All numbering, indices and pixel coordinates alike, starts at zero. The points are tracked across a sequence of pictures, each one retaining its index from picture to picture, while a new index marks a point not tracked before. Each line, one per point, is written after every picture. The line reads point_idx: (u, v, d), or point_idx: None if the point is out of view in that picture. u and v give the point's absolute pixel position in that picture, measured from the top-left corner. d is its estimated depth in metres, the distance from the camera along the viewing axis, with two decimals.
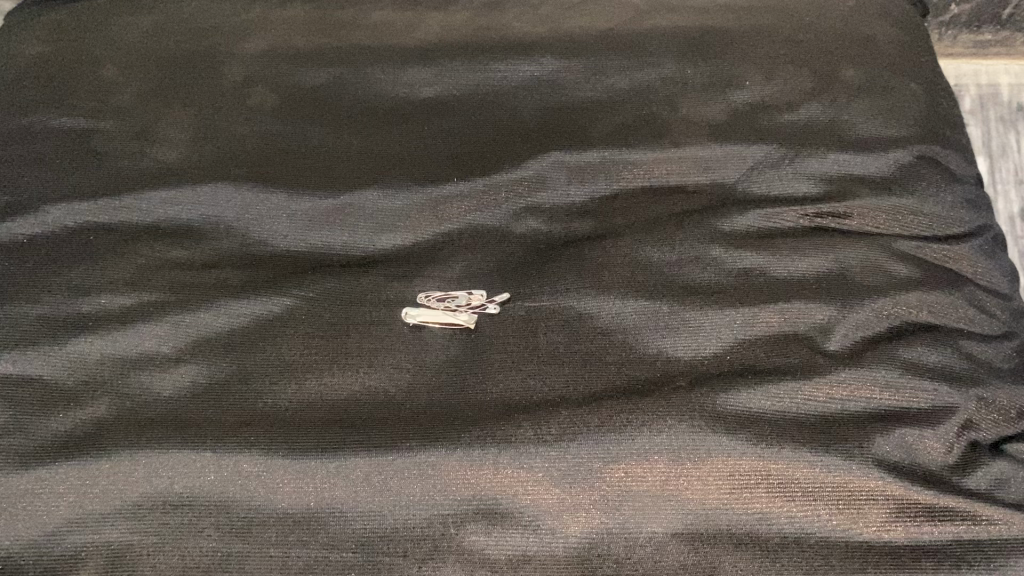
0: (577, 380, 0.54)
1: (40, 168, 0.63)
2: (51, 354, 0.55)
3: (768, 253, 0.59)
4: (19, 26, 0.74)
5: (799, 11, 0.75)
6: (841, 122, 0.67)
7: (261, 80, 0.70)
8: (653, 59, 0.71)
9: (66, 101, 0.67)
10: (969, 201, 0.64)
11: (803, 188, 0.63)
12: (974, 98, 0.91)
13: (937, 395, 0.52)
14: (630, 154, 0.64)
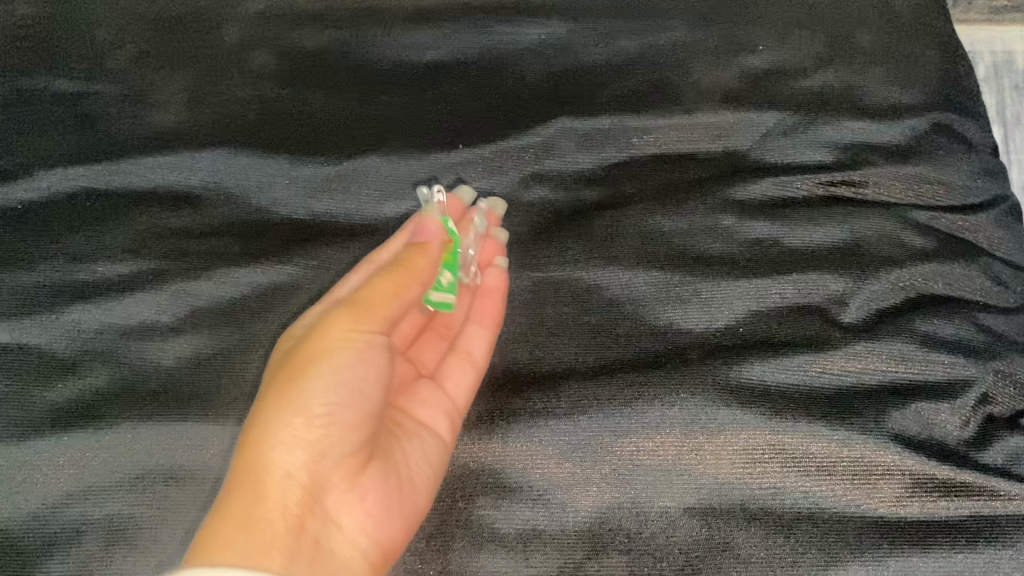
0: (586, 350, 0.53)
1: (35, 133, 0.62)
2: (47, 322, 0.53)
3: (782, 222, 0.58)
4: None
5: None
6: (854, 88, 0.65)
7: (261, 41, 0.68)
8: (663, 22, 0.69)
9: (60, 63, 0.65)
10: (986, 168, 0.62)
11: (817, 156, 0.62)
12: (989, 66, 0.89)
13: (954, 368, 0.51)
14: (638, 120, 0.64)
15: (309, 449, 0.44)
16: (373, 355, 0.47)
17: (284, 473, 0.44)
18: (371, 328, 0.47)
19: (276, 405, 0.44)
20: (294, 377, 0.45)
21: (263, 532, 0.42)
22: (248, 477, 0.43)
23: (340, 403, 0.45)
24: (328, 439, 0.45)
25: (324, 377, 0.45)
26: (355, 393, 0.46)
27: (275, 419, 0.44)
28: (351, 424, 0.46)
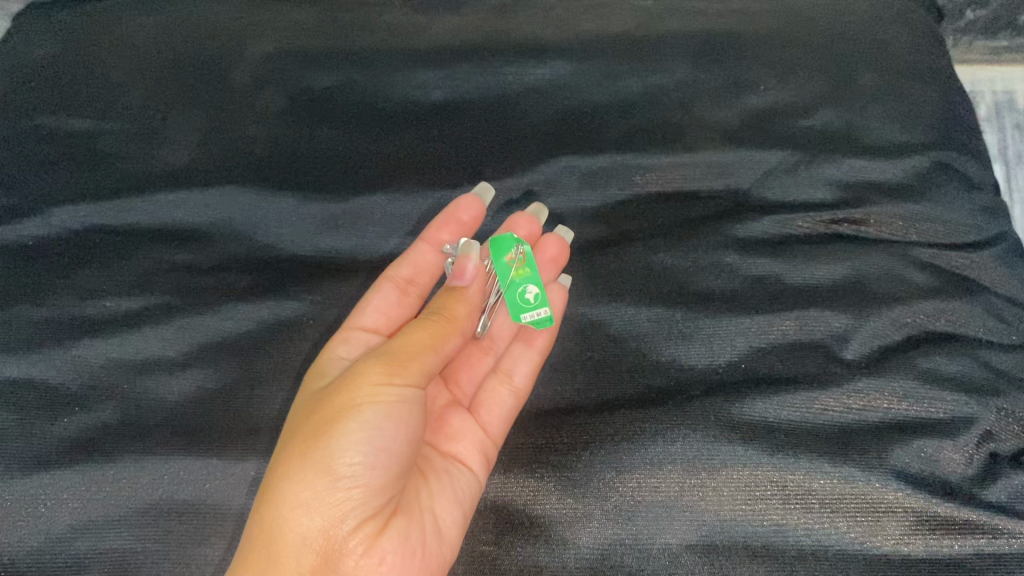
0: (588, 386, 0.53)
1: (49, 170, 0.63)
2: (55, 357, 0.54)
3: (782, 261, 0.59)
4: (28, 26, 0.75)
5: (814, 15, 0.75)
6: (855, 128, 0.66)
7: (271, 82, 0.69)
8: (664, 63, 0.70)
9: (73, 103, 0.68)
10: (987, 208, 0.62)
11: (818, 195, 0.63)
12: (990, 106, 0.89)
13: (958, 405, 0.51)
14: (642, 159, 0.65)
15: (325, 517, 0.45)
16: (405, 408, 0.48)
17: (298, 539, 0.45)
18: (403, 380, 0.48)
19: (295, 467, 0.46)
20: (314, 433, 0.46)
21: None
22: (264, 537, 0.45)
23: (363, 468, 0.46)
24: (346, 504, 0.45)
25: (349, 437, 0.46)
26: (380, 456, 0.46)
27: (291, 482, 0.45)
28: (373, 489, 0.46)
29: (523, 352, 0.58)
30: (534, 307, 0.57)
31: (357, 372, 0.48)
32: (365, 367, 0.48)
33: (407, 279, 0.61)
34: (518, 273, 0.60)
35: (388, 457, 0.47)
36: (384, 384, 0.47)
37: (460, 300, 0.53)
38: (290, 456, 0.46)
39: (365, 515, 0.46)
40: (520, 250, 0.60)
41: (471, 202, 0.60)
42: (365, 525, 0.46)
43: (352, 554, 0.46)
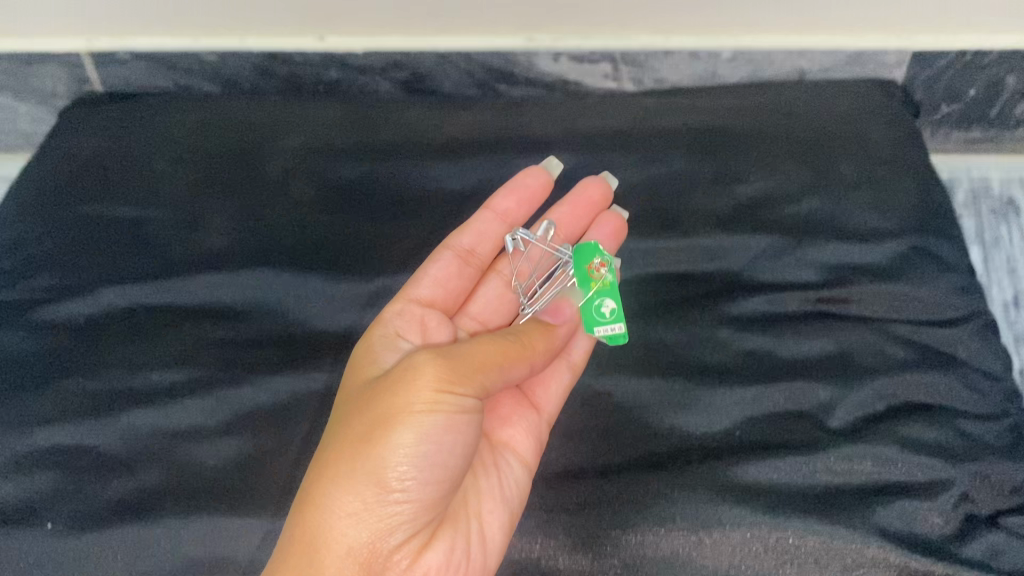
0: (595, 452, 0.58)
1: (101, 255, 0.70)
2: (105, 425, 0.58)
3: (772, 337, 0.64)
4: (86, 128, 0.86)
5: (798, 112, 0.82)
6: (838, 215, 0.72)
7: (301, 174, 0.76)
8: (663, 156, 0.77)
9: (123, 194, 0.76)
10: (961, 287, 0.68)
11: (805, 275, 0.68)
12: (967, 193, 0.98)
13: (934, 470, 0.56)
14: (642, 242, 0.71)
15: (375, 528, 0.50)
16: (460, 420, 0.51)
17: (347, 548, 0.49)
18: (463, 393, 0.51)
19: (348, 477, 0.49)
20: (369, 439, 0.50)
21: None
22: (312, 546, 0.49)
23: (413, 484, 0.50)
24: (396, 519, 0.50)
25: (405, 452, 0.49)
26: (436, 468, 0.51)
27: (345, 490, 0.49)
28: (425, 499, 0.51)
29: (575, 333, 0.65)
30: (609, 323, 0.60)
31: (416, 375, 0.51)
32: (425, 373, 0.50)
33: (466, 249, 0.69)
34: (600, 282, 0.62)
35: (443, 470, 0.51)
36: (443, 397, 0.50)
37: (534, 331, 0.58)
38: (344, 462, 0.50)
39: (413, 528, 0.51)
40: (605, 264, 0.63)
41: (536, 172, 0.70)
42: (411, 539, 0.51)
43: (397, 565, 0.50)
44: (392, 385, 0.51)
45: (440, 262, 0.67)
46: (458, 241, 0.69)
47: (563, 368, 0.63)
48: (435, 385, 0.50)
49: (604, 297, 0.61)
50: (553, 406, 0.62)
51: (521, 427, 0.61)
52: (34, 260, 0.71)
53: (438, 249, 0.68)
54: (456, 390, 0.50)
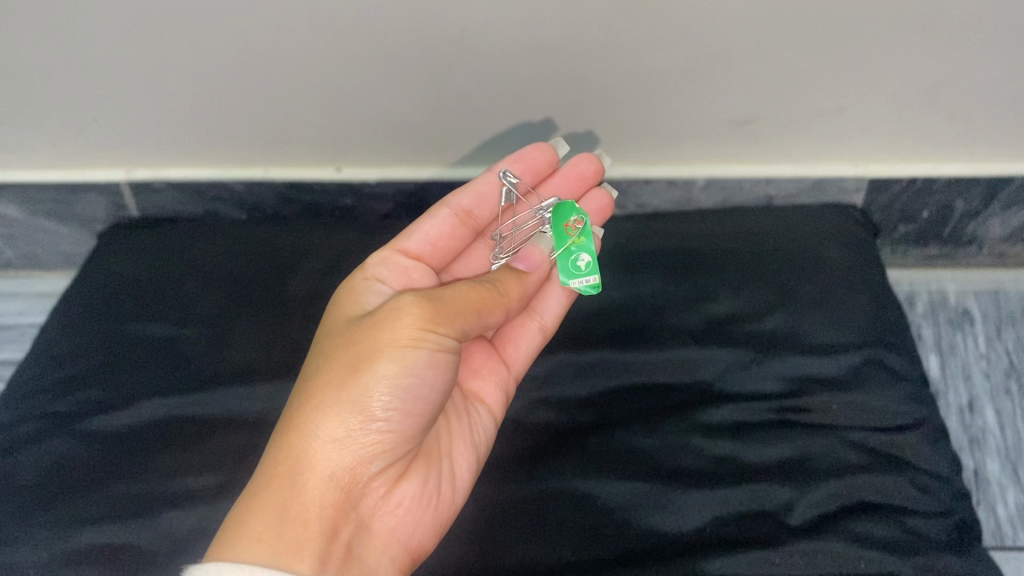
0: (581, 549, 0.65)
1: (139, 369, 0.78)
2: (145, 525, 0.66)
3: (739, 442, 0.71)
4: (124, 252, 0.94)
5: (765, 236, 0.92)
6: (799, 330, 0.81)
7: (319, 295, 0.85)
8: (642, 280, 0.87)
9: (157, 313, 0.84)
10: (911, 395, 0.75)
11: (769, 386, 0.76)
12: (927, 304, 1.09)
13: (881, 563, 0.63)
14: (623, 355, 0.79)
15: (355, 454, 0.59)
16: (440, 355, 0.60)
17: (329, 469, 0.59)
18: (444, 332, 0.60)
19: (334, 407, 0.59)
20: (358, 371, 0.59)
21: (295, 524, 0.57)
22: (297, 459, 0.59)
23: (395, 414, 0.59)
24: (378, 445, 0.59)
25: (389, 381, 0.59)
26: (415, 399, 0.60)
27: (331, 417, 0.59)
28: (402, 430, 0.60)
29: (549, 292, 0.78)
30: (584, 276, 0.75)
31: (405, 315, 0.60)
32: (412, 313, 0.60)
33: (464, 210, 0.80)
34: (576, 239, 0.77)
35: (422, 403, 0.61)
36: (427, 336, 0.59)
37: (513, 280, 0.70)
38: (331, 390, 0.59)
39: (391, 454, 0.60)
40: (579, 219, 0.78)
41: (545, 148, 0.79)
42: (390, 464, 0.61)
43: (375, 489, 0.61)
44: (379, 324, 0.60)
45: (438, 216, 0.79)
46: (459, 201, 0.80)
47: (534, 328, 0.77)
48: (419, 325, 0.59)
49: (580, 253, 0.76)
50: (519, 364, 0.76)
51: (491, 381, 0.74)
52: (79, 373, 0.79)
53: (438, 206, 0.79)
54: (436, 330, 0.60)
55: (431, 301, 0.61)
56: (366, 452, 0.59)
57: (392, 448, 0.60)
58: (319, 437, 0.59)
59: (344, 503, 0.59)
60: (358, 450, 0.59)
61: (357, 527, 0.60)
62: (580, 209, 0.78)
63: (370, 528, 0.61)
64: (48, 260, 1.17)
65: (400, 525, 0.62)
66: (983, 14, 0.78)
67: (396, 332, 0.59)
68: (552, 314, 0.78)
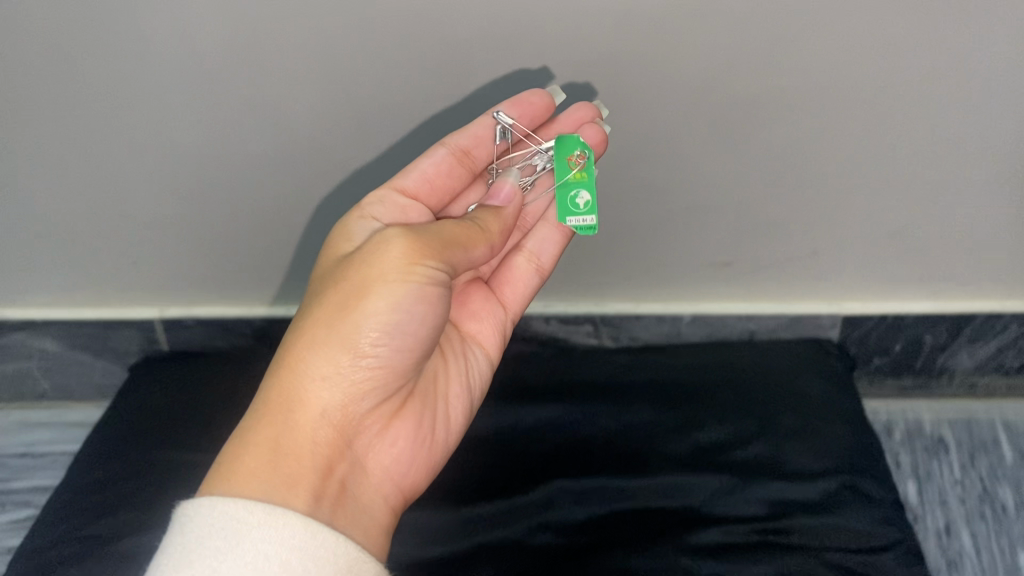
0: None
1: (173, 494, 0.85)
2: None
3: (726, 562, 0.77)
4: (156, 381, 1.03)
5: (748, 368, 1.00)
6: (780, 458, 0.88)
7: None
8: (635, 409, 0.94)
9: (190, 441, 0.92)
10: (885, 517, 0.82)
11: (753, 509, 0.83)
12: (903, 431, 1.17)
13: None
14: (618, 481, 0.86)
15: (347, 388, 0.64)
16: (430, 291, 0.64)
17: (322, 406, 0.64)
18: (432, 266, 0.64)
19: (327, 344, 0.64)
20: (347, 309, 0.64)
21: (289, 455, 0.62)
22: (291, 398, 0.64)
23: (386, 349, 0.64)
24: (369, 381, 0.65)
25: (378, 320, 0.64)
26: (407, 334, 0.65)
27: (324, 353, 0.64)
28: (394, 365, 0.65)
29: (543, 237, 0.85)
30: (583, 216, 0.79)
31: (393, 252, 0.64)
32: (399, 250, 0.64)
33: (462, 149, 0.81)
34: (578, 172, 0.80)
35: (415, 337, 0.66)
36: (415, 270, 0.63)
37: (496, 223, 0.73)
38: (321, 329, 0.64)
39: (386, 390, 0.66)
40: (583, 151, 0.80)
41: (542, 95, 0.77)
42: (385, 400, 0.67)
43: (371, 424, 0.67)
44: (369, 258, 0.65)
45: (434, 155, 0.80)
46: (456, 141, 0.80)
47: (533, 274, 0.86)
48: (407, 260, 0.63)
49: (580, 189, 0.80)
50: (515, 307, 0.85)
51: (489, 324, 0.82)
52: (114, 499, 0.85)
53: (436, 145, 0.80)
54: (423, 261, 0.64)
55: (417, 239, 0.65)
56: (359, 385, 0.65)
57: (385, 382, 0.66)
58: (312, 370, 0.64)
59: (338, 436, 0.65)
60: (351, 385, 0.65)
61: (354, 465, 0.66)
62: (582, 142, 0.80)
63: (368, 462, 0.67)
64: (83, 390, 1.26)
65: (397, 452, 0.69)
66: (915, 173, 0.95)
67: (384, 267, 0.64)
68: (545, 257, 0.85)
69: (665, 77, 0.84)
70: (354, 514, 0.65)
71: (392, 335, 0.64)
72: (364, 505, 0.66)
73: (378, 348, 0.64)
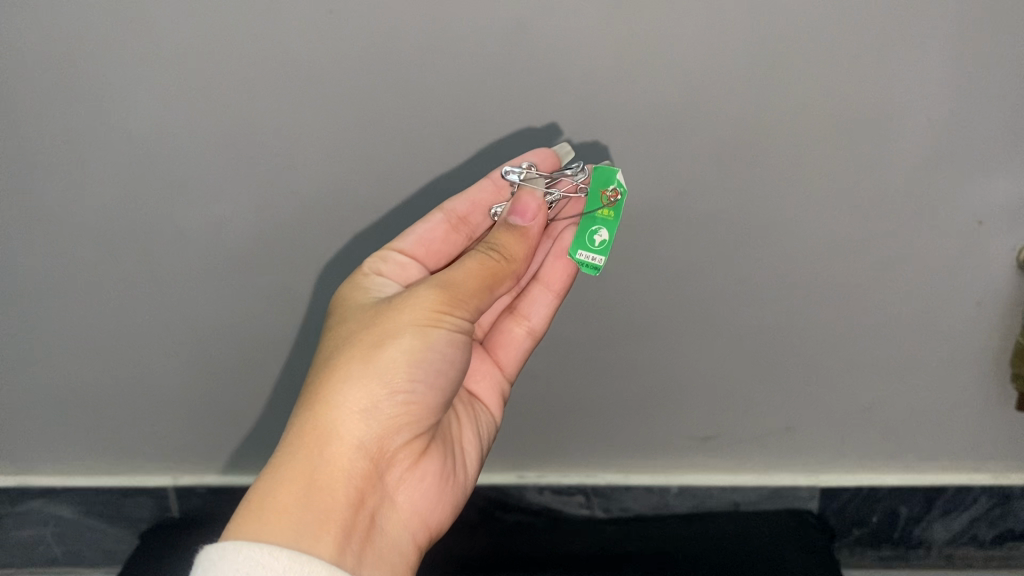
0: None
1: None
2: None
3: None
4: (167, 543, 1.11)
5: (722, 537, 1.08)
6: None
7: None
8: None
9: None
10: None
11: None
12: None
13: None
14: None
15: (377, 425, 0.70)
16: (455, 337, 0.73)
17: (357, 442, 0.69)
18: (456, 313, 0.73)
19: (361, 381, 0.70)
20: (379, 349, 0.71)
21: (324, 488, 0.67)
22: (326, 432, 0.69)
23: (416, 387, 0.71)
24: (400, 419, 0.71)
25: (410, 360, 0.71)
26: (432, 374, 0.73)
27: (357, 392, 0.69)
28: (418, 404, 0.72)
29: (535, 300, 0.95)
30: (598, 252, 0.89)
31: (424, 298, 0.73)
32: (430, 297, 0.73)
33: (458, 215, 0.91)
34: (605, 210, 0.87)
35: (437, 379, 0.74)
36: (444, 318, 0.72)
37: (515, 245, 0.81)
38: (355, 367, 0.70)
39: (414, 428, 0.73)
40: (616, 191, 0.86)
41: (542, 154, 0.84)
42: (413, 439, 0.73)
43: (400, 460, 0.73)
44: (400, 304, 0.73)
45: (434, 223, 0.91)
46: (452, 208, 0.91)
47: (526, 338, 0.97)
48: (437, 308, 0.72)
49: (601, 227, 0.89)
50: (511, 367, 0.97)
51: (489, 385, 0.94)
52: None
53: (433, 211, 0.91)
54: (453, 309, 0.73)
55: (444, 288, 0.73)
56: (391, 422, 0.71)
57: (413, 420, 0.72)
58: (348, 407, 0.69)
59: (371, 472, 0.70)
60: (382, 420, 0.70)
61: (382, 498, 0.72)
62: (617, 183, 0.85)
63: (392, 500, 0.73)
64: (107, 544, 1.41)
65: (420, 488, 0.75)
66: (862, 362, 1.13)
67: (413, 312, 0.72)
68: (539, 318, 0.96)
69: (655, 271, 1.03)
70: (378, 550, 0.70)
71: (421, 375, 0.72)
72: (387, 541, 0.71)
73: (409, 388, 0.71)
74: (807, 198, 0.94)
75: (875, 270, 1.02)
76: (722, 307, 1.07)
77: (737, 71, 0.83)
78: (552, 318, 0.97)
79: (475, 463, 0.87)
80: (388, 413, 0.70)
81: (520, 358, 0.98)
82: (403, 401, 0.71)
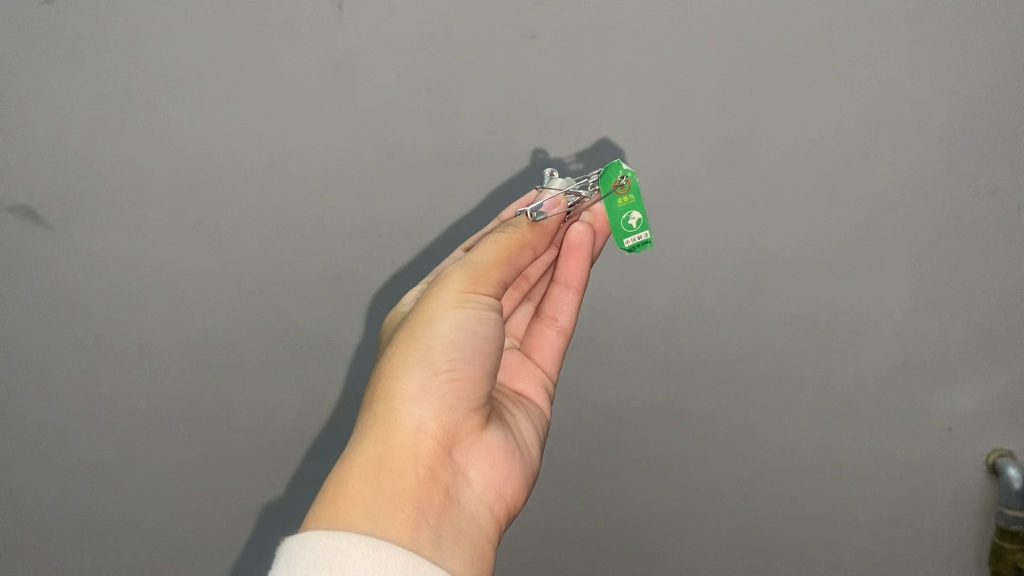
0: None
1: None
2: None
3: None
4: None
5: None
6: None
7: None
8: None
9: None
10: None
11: None
12: None
13: None
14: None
15: (433, 406, 0.78)
16: (485, 312, 0.83)
17: (419, 424, 0.78)
18: (483, 290, 0.85)
19: (410, 370, 0.79)
20: (418, 339, 0.81)
21: (394, 475, 0.75)
22: (391, 425, 0.78)
23: (461, 364, 0.79)
24: (453, 398, 0.79)
25: (448, 343, 0.80)
26: (474, 350, 0.81)
27: (409, 379, 0.79)
28: (468, 381, 0.80)
29: (557, 303, 1.03)
30: (636, 230, 0.93)
31: (452, 282, 0.84)
32: (456, 280, 0.84)
33: None
34: (623, 196, 0.91)
35: (480, 354, 0.82)
36: (468, 299, 0.83)
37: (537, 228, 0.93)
38: (400, 361, 0.80)
39: (472, 403, 0.81)
40: (624, 176, 0.90)
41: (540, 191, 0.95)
42: (472, 415, 0.81)
43: (464, 433, 0.81)
44: (433, 295, 0.84)
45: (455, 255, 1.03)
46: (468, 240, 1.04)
47: (556, 337, 1.04)
48: (462, 292, 0.84)
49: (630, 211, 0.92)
50: (550, 364, 1.04)
51: (534, 385, 1.02)
52: None
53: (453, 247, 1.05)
54: (477, 288, 0.85)
55: (466, 271, 0.85)
56: (447, 400, 0.79)
57: (467, 396, 0.80)
58: (403, 398, 0.78)
59: (440, 448, 0.78)
60: (439, 400, 0.78)
61: (454, 474, 0.79)
62: (622, 168, 0.89)
63: (463, 475, 0.80)
64: None
65: (488, 459, 0.83)
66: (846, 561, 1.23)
67: (441, 298, 0.83)
68: (565, 317, 1.04)
69: (655, 446, 1.21)
70: (457, 521, 0.77)
71: (465, 350, 0.80)
72: (464, 512, 0.78)
73: (456, 366, 0.79)
74: (781, 394, 1.12)
75: (850, 470, 1.15)
76: (706, 489, 1.22)
77: (722, 285, 1.06)
78: (578, 315, 1.04)
79: (535, 446, 0.93)
80: (443, 392, 0.78)
81: (557, 356, 1.05)
82: (454, 378, 0.79)
